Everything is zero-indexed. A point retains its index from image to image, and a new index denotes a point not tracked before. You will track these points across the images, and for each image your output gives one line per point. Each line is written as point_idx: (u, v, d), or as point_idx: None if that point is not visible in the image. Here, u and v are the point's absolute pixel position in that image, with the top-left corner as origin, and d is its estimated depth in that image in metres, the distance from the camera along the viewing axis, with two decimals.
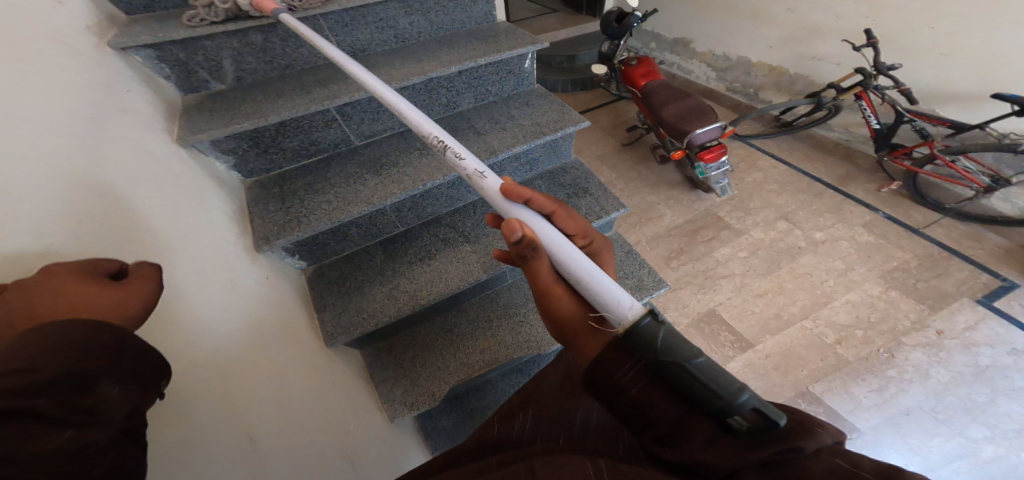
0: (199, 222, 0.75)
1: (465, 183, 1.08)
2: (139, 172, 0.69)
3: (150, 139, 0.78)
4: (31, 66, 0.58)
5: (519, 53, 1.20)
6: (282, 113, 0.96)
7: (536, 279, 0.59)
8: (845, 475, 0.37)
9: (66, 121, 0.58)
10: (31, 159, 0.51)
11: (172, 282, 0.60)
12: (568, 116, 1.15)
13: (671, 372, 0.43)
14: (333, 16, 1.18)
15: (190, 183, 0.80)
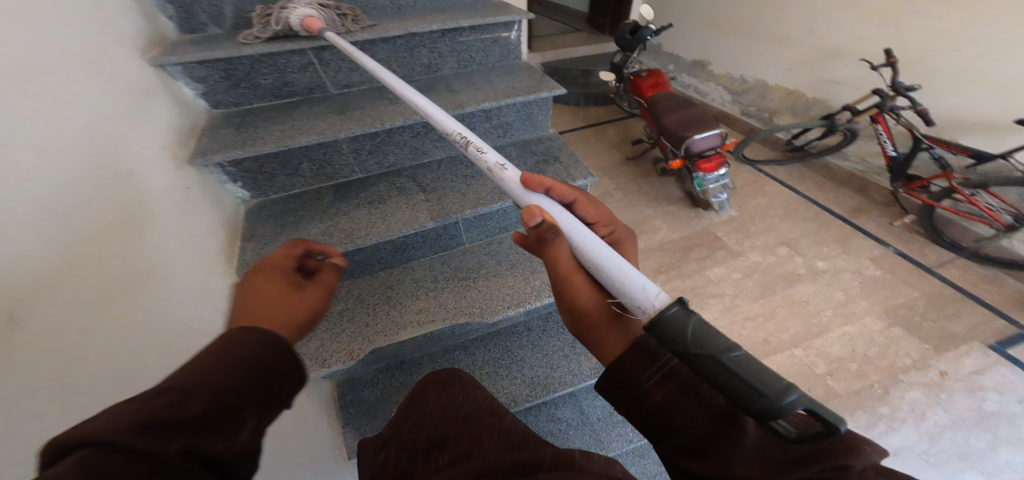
0: (151, 157, 0.75)
1: (430, 134, 1.13)
2: (109, 100, 0.69)
3: (124, 60, 0.77)
4: None
5: (506, 21, 1.21)
6: (259, 47, 0.97)
7: (555, 267, 0.54)
8: None
9: (35, 52, 0.57)
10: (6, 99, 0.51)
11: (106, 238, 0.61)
12: (544, 84, 1.13)
13: (702, 366, 0.37)
14: None
15: (152, 111, 0.80)
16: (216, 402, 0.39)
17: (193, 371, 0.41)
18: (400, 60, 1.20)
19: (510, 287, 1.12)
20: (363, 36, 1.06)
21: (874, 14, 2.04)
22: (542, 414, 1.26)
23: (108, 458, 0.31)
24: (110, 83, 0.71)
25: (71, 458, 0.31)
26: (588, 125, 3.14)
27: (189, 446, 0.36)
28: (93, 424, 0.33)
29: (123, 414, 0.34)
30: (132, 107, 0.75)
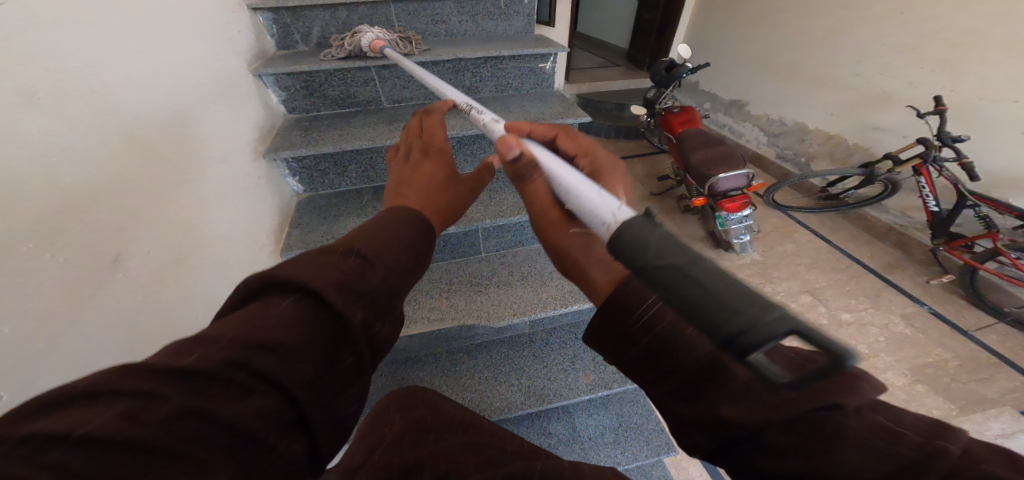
0: (236, 146, 0.92)
1: (462, 151, 1.28)
2: (213, 96, 0.86)
3: (232, 66, 0.96)
4: (154, 5, 0.73)
5: (541, 54, 1.35)
6: (333, 62, 1.15)
7: (534, 201, 0.60)
8: (886, 433, 0.34)
9: (166, 58, 0.74)
10: (147, 96, 0.67)
11: (194, 213, 0.76)
12: (571, 111, 1.26)
13: (666, 277, 0.35)
14: (401, 5, 1.38)
15: (245, 109, 0.98)
16: (384, 284, 0.47)
17: (363, 235, 0.52)
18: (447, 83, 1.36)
19: (518, 296, 1.21)
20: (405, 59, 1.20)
21: (930, 59, 1.92)
22: (535, 427, 1.32)
23: (310, 312, 0.40)
24: (215, 81, 0.88)
25: (290, 300, 0.40)
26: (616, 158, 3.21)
27: (362, 321, 0.44)
28: (302, 271, 0.42)
29: (326, 269, 0.44)
30: (230, 103, 0.92)
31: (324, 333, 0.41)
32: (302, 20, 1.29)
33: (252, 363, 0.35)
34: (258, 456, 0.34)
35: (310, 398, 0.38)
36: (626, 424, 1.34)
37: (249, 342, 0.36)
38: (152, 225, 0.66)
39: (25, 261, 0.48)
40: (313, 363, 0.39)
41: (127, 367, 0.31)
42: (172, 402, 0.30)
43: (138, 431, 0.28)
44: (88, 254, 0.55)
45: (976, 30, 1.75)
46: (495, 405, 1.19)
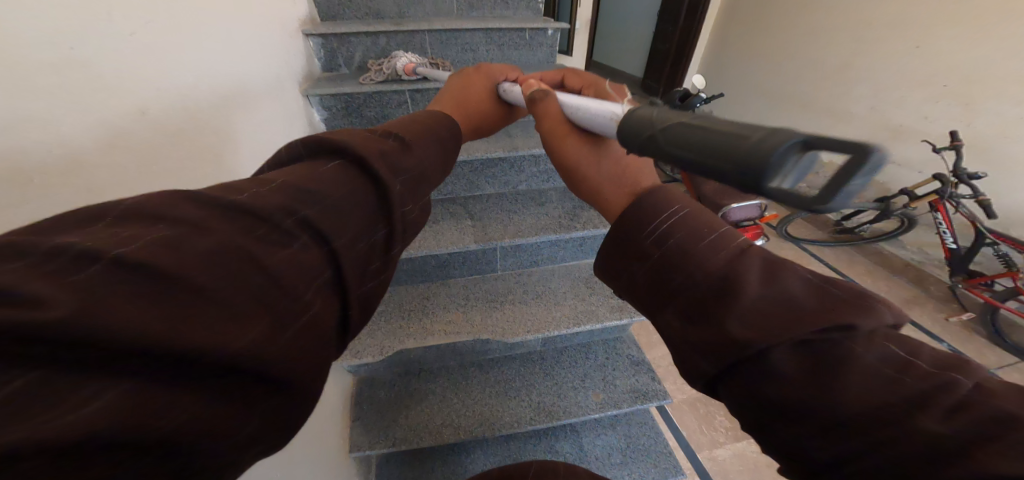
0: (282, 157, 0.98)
1: (485, 172, 1.36)
2: (268, 110, 0.93)
3: (286, 88, 1.06)
4: (232, 28, 0.80)
5: None
6: (375, 86, 1.26)
7: (548, 126, 0.62)
8: (904, 363, 0.32)
9: (238, 72, 0.80)
10: (222, 107, 0.73)
11: None
12: None
13: (675, 139, 0.36)
14: (435, 36, 1.48)
15: (293, 124, 1.07)
16: (410, 179, 0.52)
17: (396, 129, 0.57)
18: None
19: (533, 314, 1.25)
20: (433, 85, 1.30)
21: (948, 93, 1.89)
22: (541, 445, 1.32)
23: (354, 177, 0.45)
24: (275, 104, 0.97)
25: (337, 162, 0.45)
26: None
27: (400, 195, 0.48)
28: (349, 140, 0.47)
29: (372, 145, 0.49)
30: (283, 124, 1.01)
31: (361, 200, 0.44)
32: (348, 45, 1.39)
33: (300, 210, 0.38)
34: (291, 314, 0.34)
35: (348, 258, 0.41)
36: (632, 444, 1.34)
37: (296, 188, 0.39)
38: None
39: None
40: (352, 222, 0.42)
41: (179, 196, 0.33)
42: (211, 236, 0.31)
43: (173, 262, 0.28)
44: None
45: (990, 65, 1.74)
46: (504, 419, 1.20)
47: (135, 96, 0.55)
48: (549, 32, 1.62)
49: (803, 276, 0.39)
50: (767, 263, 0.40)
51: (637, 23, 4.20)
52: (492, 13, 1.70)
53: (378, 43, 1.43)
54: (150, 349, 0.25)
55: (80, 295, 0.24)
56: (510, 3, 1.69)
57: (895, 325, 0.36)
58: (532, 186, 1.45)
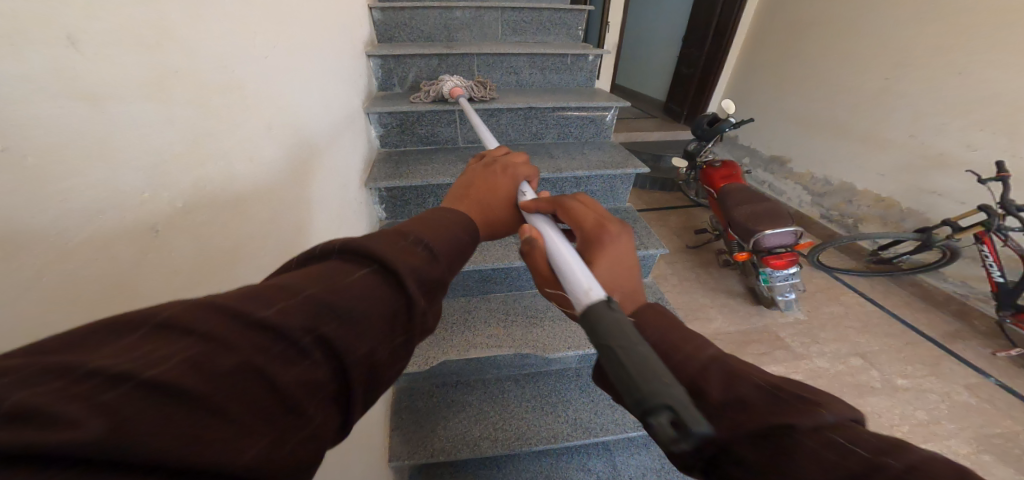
0: (341, 171, 1.03)
1: None
2: (331, 127, 0.99)
3: (347, 105, 1.12)
4: (309, 50, 0.87)
5: (604, 107, 1.54)
6: (429, 106, 1.34)
7: (542, 275, 0.62)
8: (840, 453, 0.37)
9: (310, 94, 0.87)
10: (299, 126, 0.79)
11: (319, 228, 0.85)
12: (629, 162, 1.47)
13: (603, 351, 0.41)
14: (483, 59, 1.57)
15: (351, 140, 1.13)
16: (436, 284, 0.47)
17: (423, 226, 0.52)
18: (516, 126, 1.55)
19: (573, 331, 1.26)
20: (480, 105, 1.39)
21: (991, 122, 1.87)
22: (574, 462, 1.29)
23: (381, 286, 0.41)
24: (340, 118, 1.06)
25: (365, 271, 0.41)
26: (651, 204, 3.04)
27: (423, 308, 0.44)
28: (380, 246, 0.43)
29: (403, 254, 0.45)
30: (347, 136, 1.10)
31: (382, 314, 0.39)
32: (403, 66, 1.48)
33: (321, 328, 0.34)
34: (300, 426, 0.31)
35: (360, 375, 0.38)
36: (667, 467, 1.29)
37: (321, 302, 0.35)
38: (297, 236, 0.74)
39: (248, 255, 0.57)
40: (372, 337, 0.38)
41: (203, 305, 0.31)
42: (235, 354, 0.29)
43: (199, 381, 0.26)
44: (276, 253, 0.66)
45: None
46: (539, 435, 1.19)
47: (252, 116, 0.61)
48: (590, 58, 1.68)
49: (755, 383, 0.46)
50: (725, 369, 0.48)
51: (662, 49, 4.28)
52: (534, 39, 1.78)
53: (429, 63, 1.51)
54: (179, 470, 0.23)
55: (111, 415, 0.22)
56: (551, 29, 1.76)
57: (837, 420, 0.41)
58: None
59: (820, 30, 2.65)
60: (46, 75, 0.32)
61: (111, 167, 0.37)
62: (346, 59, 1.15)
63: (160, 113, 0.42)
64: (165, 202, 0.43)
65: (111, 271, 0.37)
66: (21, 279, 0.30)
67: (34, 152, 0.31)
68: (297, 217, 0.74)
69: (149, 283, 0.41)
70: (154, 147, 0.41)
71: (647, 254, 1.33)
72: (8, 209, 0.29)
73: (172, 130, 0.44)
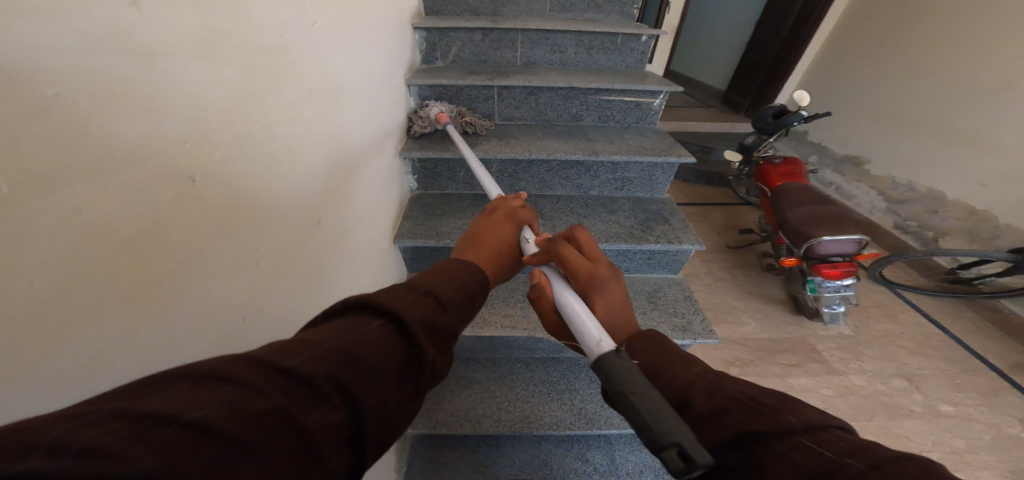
0: (379, 142, 1.08)
1: (561, 173, 1.40)
2: (372, 97, 1.03)
3: (390, 73, 1.16)
4: (356, 17, 0.90)
5: (652, 90, 1.47)
6: (469, 80, 1.35)
7: (546, 316, 0.65)
8: None
9: (354, 65, 0.90)
10: (339, 100, 0.83)
11: (351, 197, 0.90)
12: (674, 151, 1.39)
13: None
14: (528, 35, 1.53)
15: (390, 105, 1.16)
16: (448, 333, 0.48)
17: (434, 278, 0.54)
18: (556, 107, 1.52)
19: None
20: (518, 81, 1.37)
21: None
22: (572, 451, 1.23)
23: (394, 337, 0.41)
24: (382, 90, 1.10)
25: (376, 322, 0.41)
26: (693, 199, 2.84)
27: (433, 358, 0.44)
28: (392, 301, 0.44)
29: (414, 308, 0.45)
30: (387, 106, 1.14)
31: (393, 364, 0.40)
32: (447, 40, 1.49)
33: (340, 377, 0.35)
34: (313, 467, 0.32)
35: (372, 423, 0.37)
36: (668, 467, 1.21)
37: (343, 353, 0.36)
38: (328, 198, 0.79)
39: (273, 222, 0.62)
40: (383, 386, 0.38)
41: (244, 362, 0.33)
42: (269, 398, 0.31)
43: (232, 425, 0.28)
44: (306, 212, 0.72)
45: None
46: (542, 419, 1.11)
47: (293, 85, 0.65)
48: (643, 39, 1.59)
49: None
50: None
51: (730, 32, 3.94)
52: (583, 16, 1.71)
53: (475, 38, 1.50)
54: None
55: (163, 456, 0.24)
56: (603, 6, 1.68)
57: None
58: (606, 191, 1.47)
59: (928, 12, 2.32)
60: (115, 27, 0.37)
61: (156, 119, 0.41)
62: (393, 30, 1.19)
63: (211, 71, 0.48)
64: (204, 156, 0.47)
65: (143, 215, 0.41)
66: (64, 213, 0.34)
67: (90, 100, 0.35)
68: (327, 182, 0.78)
69: (178, 230, 0.45)
70: (198, 105, 0.46)
71: (680, 249, 1.27)
72: (61, 147, 0.34)
73: (218, 89, 0.49)
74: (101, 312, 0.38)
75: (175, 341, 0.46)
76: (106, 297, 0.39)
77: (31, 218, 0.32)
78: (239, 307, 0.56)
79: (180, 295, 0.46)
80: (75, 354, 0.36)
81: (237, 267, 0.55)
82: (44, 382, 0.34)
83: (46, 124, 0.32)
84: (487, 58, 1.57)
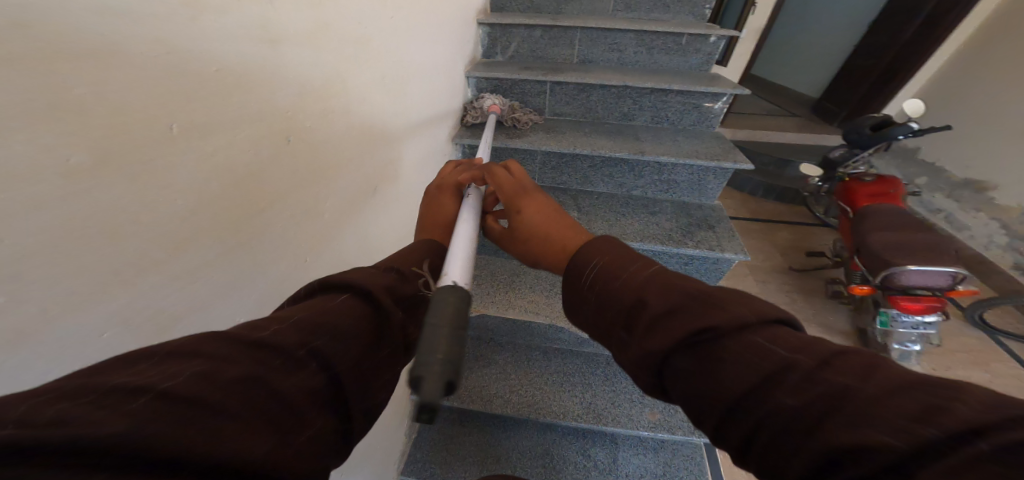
0: (434, 128, 1.19)
1: (604, 170, 1.40)
2: (433, 88, 1.13)
3: (451, 65, 1.26)
4: (427, 14, 1.01)
5: (714, 93, 1.41)
6: (522, 75, 1.41)
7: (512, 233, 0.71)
8: None
9: (421, 58, 1.01)
10: (406, 89, 0.95)
11: (404, 175, 1.01)
12: (730, 156, 1.32)
13: None
14: (587, 33, 1.55)
15: (448, 94, 1.26)
16: (417, 303, 0.50)
17: (400, 259, 0.55)
18: (608, 106, 1.52)
19: None
20: (570, 78, 1.40)
21: None
22: (576, 444, 1.23)
23: (364, 308, 0.43)
24: (443, 80, 1.20)
25: (341, 295, 0.43)
26: (758, 214, 2.63)
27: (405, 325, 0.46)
28: (355, 275, 0.46)
29: (380, 280, 0.47)
30: (445, 95, 1.24)
31: (368, 331, 0.42)
32: (508, 36, 1.56)
33: (315, 343, 0.37)
34: (299, 425, 0.33)
35: (353, 383, 0.39)
36: (672, 477, 1.18)
37: (313, 322, 0.38)
38: (385, 172, 0.90)
39: (339, 184, 0.74)
40: (360, 349, 0.41)
41: (213, 335, 0.33)
42: (242, 365, 0.31)
43: (206, 391, 0.28)
44: (365, 180, 0.83)
45: None
46: (550, 407, 1.13)
47: (369, 73, 0.78)
48: (712, 40, 1.53)
49: None
50: None
51: (829, 37, 3.55)
52: (648, 16, 1.68)
53: (535, 35, 1.56)
54: (204, 458, 0.26)
55: (141, 420, 0.25)
56: (672, 6, 1.64)
57: None
58: (651, 192, 1.45)
59: None
60: (252, 25, 0.51)
61: (270, 91, 0.55)
62: (459, 26, 1.29)
63: (307, 59, 0.61)
64: (297, 122, 0.62)
65: (252, 161, 0.54)
66: (207, 151, 0.47)
67: (235, 73, 0.50)
68: (388, 159, 0.90)
69: (272, 176, 0.58)
70: (298, 83, 0.60)
71: (721, 257, 1.21)
72: (215, 105, 0.47)
73: (311, 75, 0.63)
74: (216, 231, 0.50)
75: (256, 265, 0.58)
76: (220, 220, 0.50)
77: (189, 152, 0.45)
78: (304, 250, 0.68)
79: (265, 231, 0.59)
80: (190, 260, 0.48)
81: (308, 215, 0.68)
82: (172, 274, 0.46)
83: (208, 90, 0.46)
84: (545, 55, 1.61)
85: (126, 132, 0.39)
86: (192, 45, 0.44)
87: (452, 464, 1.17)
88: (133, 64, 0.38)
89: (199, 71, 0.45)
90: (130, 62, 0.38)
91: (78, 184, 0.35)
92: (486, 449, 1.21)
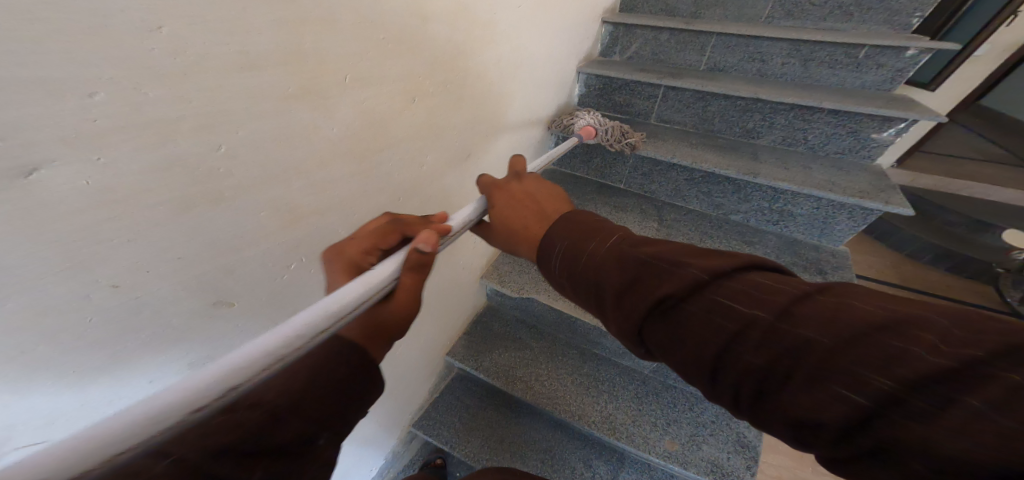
0: (534, 117, 1.27)
1: (703, 185, 1.28)
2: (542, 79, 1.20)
3: (565, 60, 1.31)
4: (551, 10, 1.08)
5: (885, 116, 1.13)
6: (634, 75, 1.37)
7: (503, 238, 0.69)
8: None
9: (536, 50, 1.09)
10: (515, 76, 1.04)
11: (493, 154, 1.11)
12: (881, 194, 1.06)
13: None
14: (724, 38, 1.41)
15: (555, 86, 1.32)
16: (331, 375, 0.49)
17: None
18: (729, 119, 1.37)
19: None
20: (689, 83, 1.30)
21: None
22: (581, 451, 1.21)
23: None
24: (553, 73, 1.27)
25: None
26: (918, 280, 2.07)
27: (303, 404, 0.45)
28: None
29: None
30: (552, 88, 1.31)
31: None
32: (631, 35, 1.54)
33: None
34: None
35: None
36: None
37: None
38: (478, 144, 1.01)
39: (440, 146, 0.88)
40: None
41: None
42: None
43: None
44: (459, 148, 0.95)
45: None
46: (569, 406, 1.12)
47: (490, 55, 0.91)
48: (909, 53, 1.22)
49: None
50: None
51: None
52: (816, 25, 1.44)
53: (663, 37, 1.50)
54: None
55: None
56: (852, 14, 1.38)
57: None
58: (757, 219, 1.27)
59: None
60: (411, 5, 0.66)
61: (413, 58, 0.71)
62: (581, 22, 1.33)
63: (442, 36, 0.75)
64: (424, 87, 0.76)
65: (386, 111, 0.70)
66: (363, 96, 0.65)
67: (396, 42, 0.66)
68: (482, 135, 1.01)
69: (396, 126, 0.74)
70: (433, 54, 0.75)
71: None
72: (377, 63, 0.64)
73: (443, 48, 0.77)
74: (351, 157, 0.67)
75: (365, 193, 0.73)
76: (355, 149, 0.67)
77: (351, 94, 0.62)
78: (399, 192, 0.82)
79: (378, 166, 0.74)
80: (327, 174, 0.64)
81: (413, 162, 0.82)
82: (316, 180, 0.63)
83: (376, 51, 0.63)
84: (669, 59, 1.54)
85: (319, 73, 0.56)
86: (374, 18, 0.61)
87: (466, 426, 1.26)
88: (337, 26, 0.56)
89: (373, 36, 0.62)
90: (335, 25, 0.56)
91: (283, 104, 0.53)
92: (502, 424, 1.27)
